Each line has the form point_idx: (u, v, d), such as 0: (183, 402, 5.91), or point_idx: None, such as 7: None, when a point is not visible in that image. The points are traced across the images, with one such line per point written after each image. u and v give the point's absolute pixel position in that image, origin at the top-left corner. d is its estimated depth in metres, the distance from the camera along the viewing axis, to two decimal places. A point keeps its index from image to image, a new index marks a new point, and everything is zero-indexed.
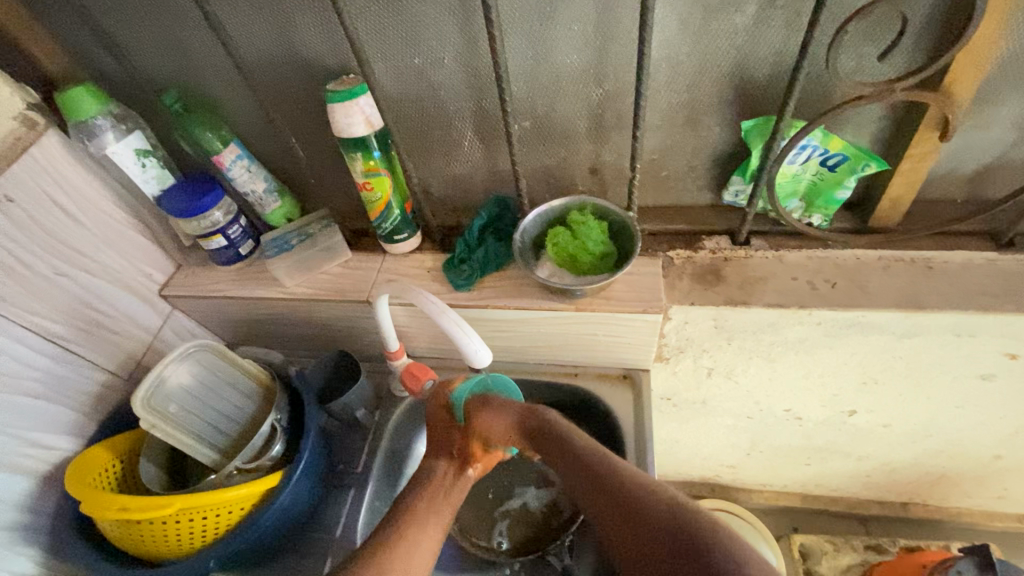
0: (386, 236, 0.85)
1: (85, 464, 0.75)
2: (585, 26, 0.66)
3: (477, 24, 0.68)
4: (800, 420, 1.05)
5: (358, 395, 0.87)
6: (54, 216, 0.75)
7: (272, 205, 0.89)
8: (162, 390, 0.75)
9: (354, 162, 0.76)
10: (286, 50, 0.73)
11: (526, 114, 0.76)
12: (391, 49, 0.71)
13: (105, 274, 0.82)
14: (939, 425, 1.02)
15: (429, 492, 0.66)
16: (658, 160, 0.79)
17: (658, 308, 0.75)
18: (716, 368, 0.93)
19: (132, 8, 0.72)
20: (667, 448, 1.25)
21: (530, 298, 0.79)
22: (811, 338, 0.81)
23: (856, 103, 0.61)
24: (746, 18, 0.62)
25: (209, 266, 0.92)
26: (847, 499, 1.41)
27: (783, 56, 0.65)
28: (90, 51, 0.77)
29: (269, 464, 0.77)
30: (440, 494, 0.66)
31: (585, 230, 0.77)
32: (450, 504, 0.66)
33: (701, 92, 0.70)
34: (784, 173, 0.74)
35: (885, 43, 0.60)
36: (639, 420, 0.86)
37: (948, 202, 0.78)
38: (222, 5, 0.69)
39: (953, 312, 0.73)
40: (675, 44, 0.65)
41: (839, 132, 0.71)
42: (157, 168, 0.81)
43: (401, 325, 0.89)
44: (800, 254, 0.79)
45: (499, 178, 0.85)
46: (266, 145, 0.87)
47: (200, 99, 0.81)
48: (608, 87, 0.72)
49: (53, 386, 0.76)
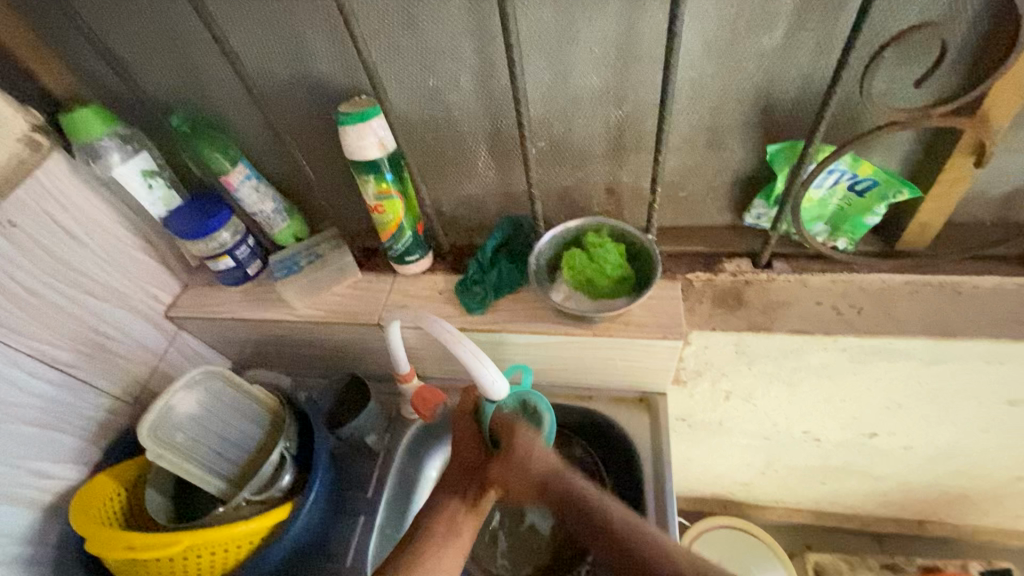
0: (397, 258, 0.83)
1: (90, 494, 0.73)
2: (605, 46, 0.64)
3: (494, 45, 0.66)
4: (819, 441, 1.03)
5: (369, 419, 0.86)
6: (59, 240, 0.73)
7: (280, 225, 0.87)
8: (169, 420, 0.73)
9: (365, 185, 0.74)
10: (297, 71, 0.71)
11: (543, 135, 0.74)
12: (406, 70, 0.69)
13: (111, 297, 0.80)
14: (962, 448, 1.00)
15: (446, 515, 0.66)
16: (678, 181, 0.77)
17: (678, 334, 0.73)
18: (734, 391, 0.90)
19: (139, 28, 0.70)
20: (679, 466, 1.22)
21: (546, 323, 0.77)
22: (835, 363, 0.79)
23: (891, 130, 0.59)
24: (774, 40, 0.60)
25: (216, 286, 0.90)
26: (862, 516, 1.38)
27: (811, 78, 0.63)
28: (96, 70, 0.76)
29: (279, 494, 0.75)
30: (457, 517, 0.66)
31: (602, 253, 0.75)
32: (468, 532, 0.66)
33: (725, 114, 0.68)
34: (810, 198, 0.72)
35: (920, 68, 0.58)
36: (656, 446, 0.83)
37: (977, 225, 0.76)
38: (230, 25, 0.67)
39: (984, 340, 0.70)
40: (699, 66, 0.63)
41: (868, 154, 0.69)
42: (164, 189, 0.80)
43: (411, 348, 0.87)
44: (823, 277, 0.77)
45: (513, 197, 0.83)
46: (275, 164, 0.85)
47: (208, 119, 0.79)
48: (628, 108, 0.70)
49: (58, 413, 0.74)
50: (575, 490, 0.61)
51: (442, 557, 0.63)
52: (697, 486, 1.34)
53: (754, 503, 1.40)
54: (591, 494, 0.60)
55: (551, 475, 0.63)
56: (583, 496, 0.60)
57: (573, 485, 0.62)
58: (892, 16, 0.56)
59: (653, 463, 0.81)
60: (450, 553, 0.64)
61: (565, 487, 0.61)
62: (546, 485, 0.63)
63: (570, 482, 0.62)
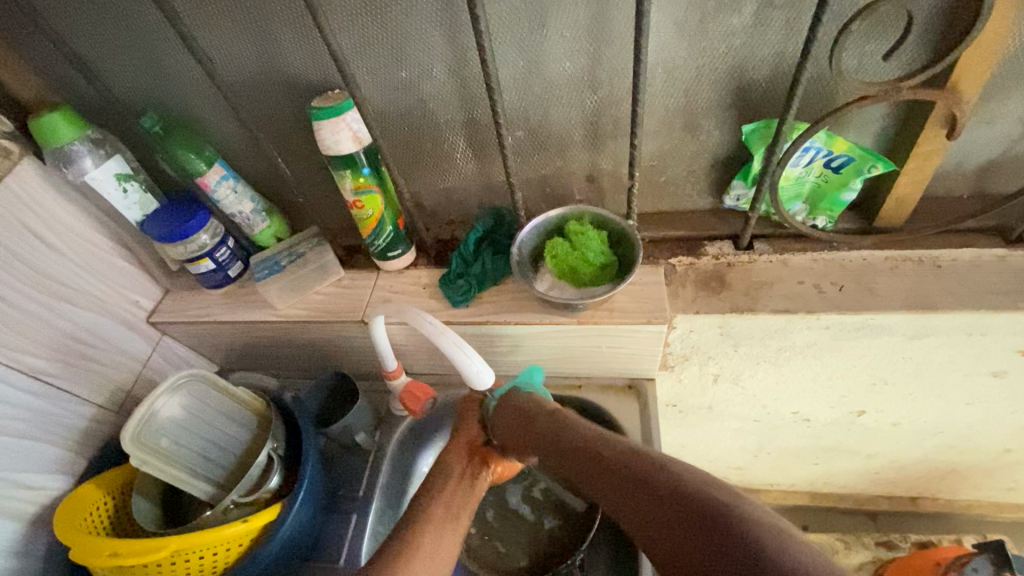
0: (379, 253, 0.83)
1: (76, 503, 0.73)
2: (577, 31, 0.64)
3: (466, 34, 0.65)
4: (809, 421, 1.03)
5: (358, 418, 0.85)
6: (33, 248, 0.72)
7: (260, 225, 0.86)
8: (152, 425, 0.71)
9: (343, 181, 0.73)
10: (268, 66, 0.70)
11: (520, 124, 0.74)
12: (379, 63, 0.68)
13: (90, 304, 0.79)
14: (949, 421, 1.01)
15: (444, 497, 0.65)
16: (657, 166, 0.77)
17: (662, 318, 0.73)
18: (722, 374, 0.90)
19: (106, 28, 0.69)
20: (673, 452, 1.23)
21: (531, 312, 0.77)
22: (820, 342, 0.79)
23: (863, 104, 0.59)
24: (744, 19, 0.60)
25: (198, 290, 0.89)
26: (856, 495, 1.38)
27: (783, 57, 0.63)
28: (64, 74, 0.74)
29: (268, 496, 0.74)
30: (456, 500, 0.65)
31: (584, 240, 0.74)
32: (466, 517, 0.65)
33: (699, 96, 0.68)
34: (787, 176, 0.72)
35: (888, 42, 0.59)
36: (646, 432, 0.83)
37: (953, 198, 0.77)
38: (198, 21, 0.66)
39: (964, 312, 0.71)
40: (672, 48, 0.63)
41: (843, 132, 0.70)
42: (140, 193, 0.79)
43: (398, 344, 0.86)
44: (805, 257, 0.77)
45: (493, 189, 0.83)
46: (251, 163, 0.84)
47: (182, 120, 0.78)
48: (603, 94, 0.70)
49: (39, 423, 0.73)
50: (555, 423, 0.63)
51: (438, 540, 0.61)
52: None
53: (750, 487, 1.41)
54: (569, 426, 0.62)
55: (538, 415, 0.65)
56: (563, 427, 0.62)
57: (553, 420, 0.63)
58: None
59: (644, 449, 0.81)
60: (447, 537, 0.62)
61: (547, 420, 0.63)
62: (530, 419, 0.65)
63: (552, 417, 0.64)
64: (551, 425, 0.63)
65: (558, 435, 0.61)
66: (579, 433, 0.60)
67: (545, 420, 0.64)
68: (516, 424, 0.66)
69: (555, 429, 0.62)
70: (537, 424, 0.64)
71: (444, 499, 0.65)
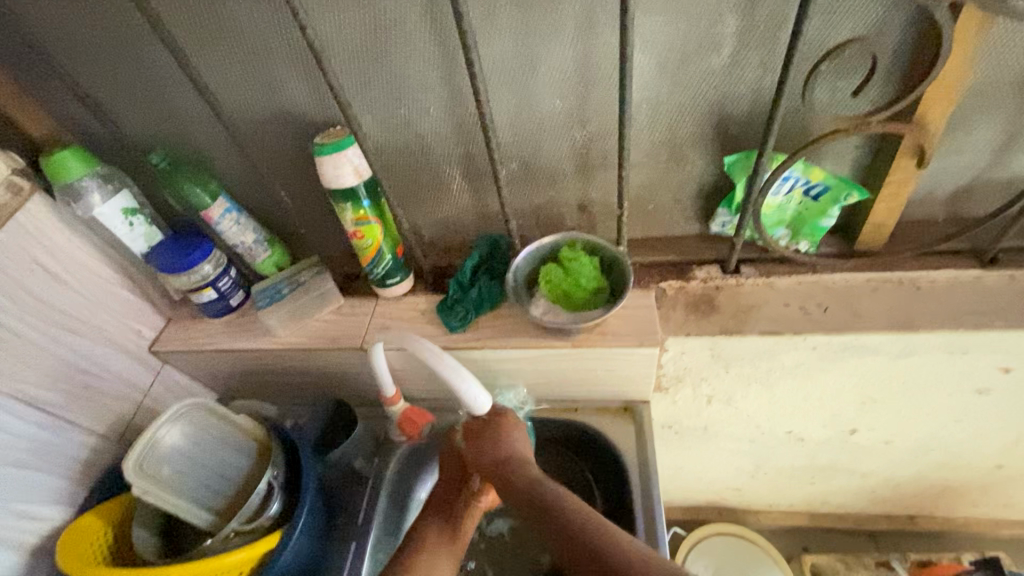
0: (377, 281, 0.85)
1: (76, 534, 0.73)
2: (566, 72, 0.67)
3: (460, 75, 0.69)
4: (803, 441, 1.05)
5: (354, 444, 0.87)
6: (40, 281, 0.73)
7: (262, 254, 0.88)
8: (153, 454, 0.73)
9: (344, 213, 0.76)
10: (272, 105, 0.74)
11: (513, 157, 0.77)
12: (378, 102, 0.72)
13: (94, 335, 0.80)
14: (939, 439, 1.02)
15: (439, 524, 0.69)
16: (645, 195, 0.80)
17: (654, 341, 0.75)
18: (715, 395, 0.92)
19: (117, 71, 0.72)
20: (670, 474, 1.23)
21: (526, 337, 0.79)
22: (808, 362, 0.81)
23: (835, 137, 0.63)
24: (721, 60, 0.64)
25: (200, 319, 0.91)
26: (855, 515, 1.38)
27: (760, 93, 0.67)
28: (75, 114, 0.78)
29: (268, 523, 0.75)
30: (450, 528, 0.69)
31: (577, 266, 0.77)
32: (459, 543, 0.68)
33: (682, 129, 0.71)
34: (769, 204, 0.75)
35: (857, 79, 0.63)
36: (642, 454, 0.84)
37: (929, 222, 0.80)
38: (206, 64, 0.70)
39: (945, 331, 0.73)
40: (655, 86, 0.67)
41: (820, 161, 0.73)
42: (146, 225, 0.81)
43: (396, 370, 0.88)
44: (790, 279, 0.80)
45: (488, 217, 0.86)
46: (254, 196, 0.87)
47: (188, 155, 0.81)
48: (592, 128, 0.73)
49: (41, 453, 0.73)
50: (532, 481, 0.63)
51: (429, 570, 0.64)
52: (690, 495, 1.35)
53: (749, 508, 1.40)
54: (541, 486, 0.62)
55: (518, 469, 0.65)
56: (538, 490, 0.62)
57: (533, 482, 0.63)
58: (826, 34, 0.60)
59: (639, 470, 0.83)
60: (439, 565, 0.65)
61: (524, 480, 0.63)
62: (507, 476, 0.65)
63: (531, 478, 0.64)
64: (527, 483, 0.63)
65: (533, 497, 0.61)
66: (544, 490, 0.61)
67: (521, 480, 0.64)
68: (495, 471, 0.67)
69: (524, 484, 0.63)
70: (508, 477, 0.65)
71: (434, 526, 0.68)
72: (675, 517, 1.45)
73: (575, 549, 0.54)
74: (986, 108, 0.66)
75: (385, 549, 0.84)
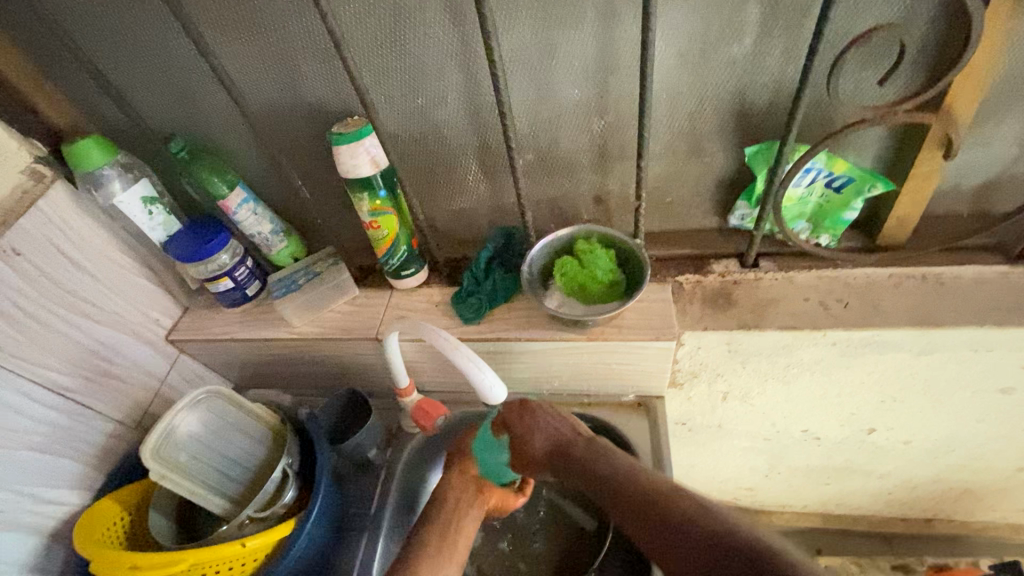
0: (392, 272, 0.85)
1: (93, 519, 0.74)
2: (585, 61, 0.67)
3: (479, 64, 0.69)
4: (819, 440, 1.03)
5: (370, 435, 0.86)
6: (60, 267, 0.74)
7: (278, 245, 0.89)
8: (171, 440, 0.73)
9: (360, 203, 0.76)
10: (291, 94, 0.74)
11: (531, 147, 0.76)
12: (396, 92, 0.72)
13: (113, 322, 0.81)
14: (960, 440, 1.00)
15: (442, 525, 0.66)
16: (662, 187, 0.80)
17: (671, 335, 0.75)
18: (731, 392, 0.91)
19: (139, 61, 0.73)
20: (683, 472, 1.22)
21: (541, 329, 0.79)
22: (827, 359, 0.80)
23: (860, 127, 0.62)
24: (744, 48, 0.63)
25: (216, 308, 0.92)
26: (870, 518, 1.36)
27: (782, 84, 0.66)
28: (96, 102, 0.78)
29: (282, 511, 0.75)
30: (452, 530, 0.66)
31: (592, 258, 0.77)
32: (463, 546, 0.65)
33: (702, 120, 0.71)
34: (790, 197, 0.74)
35: (883, 68, 0.62)
36: (656, 449, 0.84)
37: (954, 217, 0.78)
38: (225, 52, 0.70)
39: (969, 327, 0.72)
40: (675, 76, 0.67)
41: (843, 154, 0.72)
42: (165, 214, 0.82)
43: (410, 361, 0.87)
44: (810, 275, 0.79)
45: (504, 209, 0.86)
46: (271, 186, 0.87)
47: (207, 145, 0.82)
48: (610, 118, 0.72)
49: (60, 438, 0.74)
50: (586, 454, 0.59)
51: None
52: (702, 494, 1.34)
53: (762, 509, 1.39)
54: (597, 458, 0.58)
55: (570, 439, 0.63)
56: (593, 457, 0.58)
57: (588, 447, 0.60)
58: (852, 21, 0.59)
59: (654, 466, 0.82)
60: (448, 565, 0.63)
61: (579, 450, 0.60)
62: (559, 448, 0.62)
63: (584, 445, 0.61)
64: (581, 457, 0.59)
65: (586, 465, 0.58)
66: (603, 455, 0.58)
67: (574, 450, 0.61)
68: (547, 445, 0.64)
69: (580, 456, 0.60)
70: (561, 453, 0.62)
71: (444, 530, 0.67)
72: None
73: (640, 511, 0.49)
74: (1017, 99, 0.64)
75: (397, 539, 0.84)
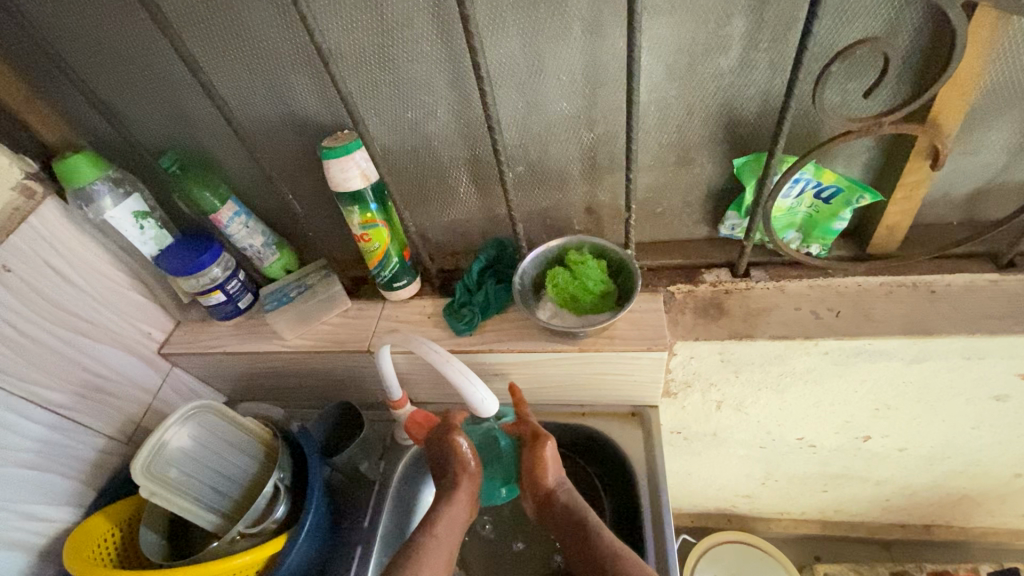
0: (385, 284, 0.85)
1: (83, 536, 0.73)
2: (573, 75, 0.67)
3: (468, 78, 0.69)
4: (814, 448, 1.03)
5: (361, 448, 0.85)
6: (52, 282, 0.74)
7: (270, 258, 0.89)
8: (161, 456, 0.72)
9: (351, 216, 0.76)
10: (281, 109, 0.74)
11: (521, 160, 0.77)
12: (386, 106, 0.72)
13: (105, 336, 0.81)
14: (956, 447, 1.00)
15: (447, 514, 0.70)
16: (653, 198, 0.80)
17: (662, 345, 0.74)
18: (725, 401, 0.91)
19: (128, 77, 0.73)
20: (680, 481, 1.22)
21: (533, 341, 0.78)
22: (820, 367, 0.80)
23: (847, 139, 0.62)
24: (730, 61, 0.64)
25: (209, 322, 0.91)
26: (867, 524, 1.36)
27: (769, 95, 0.66)
28: (87, 118, 0.79)
29: (274, 526, 0.75)
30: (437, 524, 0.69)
31: (584, 269, 0.76)
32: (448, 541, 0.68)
33: (691, 131, 0.71)
34: (779, 207, 0.75)
35: (868, 80, 0.62)
36: (650, 458, 0.83)
37: (943, 225, 0.79)
38: (213, 67, 0.70)
39: (960, 336, 0.72)
40: (663, 88, 0.67)
41: (831, 164, 0.73)
42: (156, 229, 0.82)
43: (403, 372, 0.87)
44: (801, 283, 0.79)
45: (496, 221, 0.86)
46: (263, 199, 0.87)
47: (197, 159, 0.82)
48: (599, 131, 0.73)
49: (51, 454, 0.74)
50: (571, 505, 0.70)
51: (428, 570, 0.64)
52: (700, 501, 1.33)
53: (759, 516, 1.38)
54: (576, 509, 0.69)
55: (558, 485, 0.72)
56: (573, 509, 0.69)
57: (568, 498, 0.71)
58: (837, 33, 0.60)
59: (648, 477, 0.82)
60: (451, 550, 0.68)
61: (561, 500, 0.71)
62: (550, 491, 0.72)
63: (566, 496, 0.71)
64: (567, 505, 0.70)
65: (569, 513, 0.69)
66: (584, 518, 0.68)
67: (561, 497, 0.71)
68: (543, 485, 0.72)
69: (570, 513, 0.69)
70: (553, 501, 0.71)
71: (453, 516, 0.70)
72: (683, 524, 1.43)
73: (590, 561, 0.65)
74: (1003, 108, 0.65)
75: (391, 553, 0.82)
